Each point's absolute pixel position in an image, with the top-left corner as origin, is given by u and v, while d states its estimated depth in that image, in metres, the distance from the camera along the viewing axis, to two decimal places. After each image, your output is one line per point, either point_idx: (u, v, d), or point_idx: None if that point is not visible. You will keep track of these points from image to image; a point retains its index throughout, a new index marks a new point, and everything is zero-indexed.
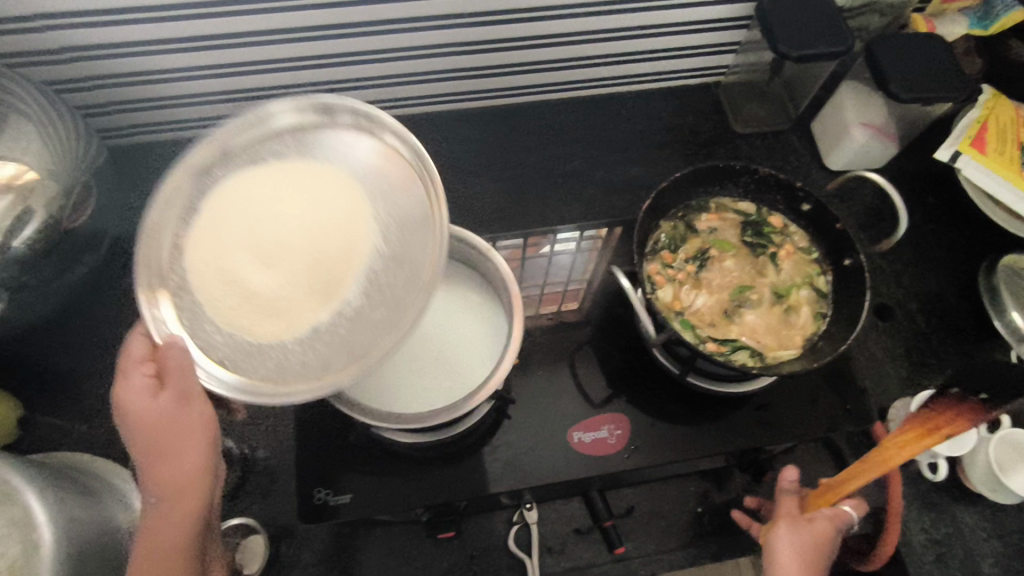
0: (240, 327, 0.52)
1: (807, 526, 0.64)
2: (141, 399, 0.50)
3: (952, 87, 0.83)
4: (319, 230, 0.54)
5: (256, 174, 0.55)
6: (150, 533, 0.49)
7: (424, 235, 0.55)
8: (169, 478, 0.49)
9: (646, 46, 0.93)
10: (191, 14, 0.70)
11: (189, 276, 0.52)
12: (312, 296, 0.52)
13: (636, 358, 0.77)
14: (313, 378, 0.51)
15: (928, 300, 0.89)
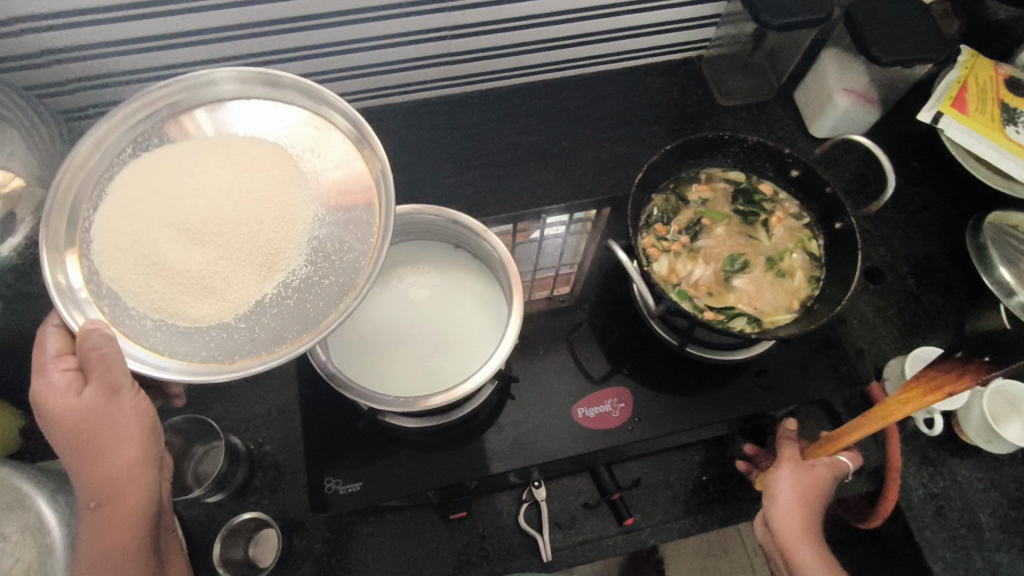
0: (177, 309, 0.52)
1: (808, 471, 0.69)
2: (67, 399, 0.51)
3: (931, 48, 0.84)
4: (256, 208, 0.55)
5: (189, 152, 0.57)
6: (95, 526, 0.52)
7: (362, 205, 0.57)
8: (104, 470, 0.51)
9: (627, 23, 0.93)
10: (166, 11, 0.69)
11: (117, 257, 0.52)
12: (254, 268, 0.54)
13: (635, 333, 0.78)
14: (263, 350, 0.51)
15: (917, 261, 0.91)
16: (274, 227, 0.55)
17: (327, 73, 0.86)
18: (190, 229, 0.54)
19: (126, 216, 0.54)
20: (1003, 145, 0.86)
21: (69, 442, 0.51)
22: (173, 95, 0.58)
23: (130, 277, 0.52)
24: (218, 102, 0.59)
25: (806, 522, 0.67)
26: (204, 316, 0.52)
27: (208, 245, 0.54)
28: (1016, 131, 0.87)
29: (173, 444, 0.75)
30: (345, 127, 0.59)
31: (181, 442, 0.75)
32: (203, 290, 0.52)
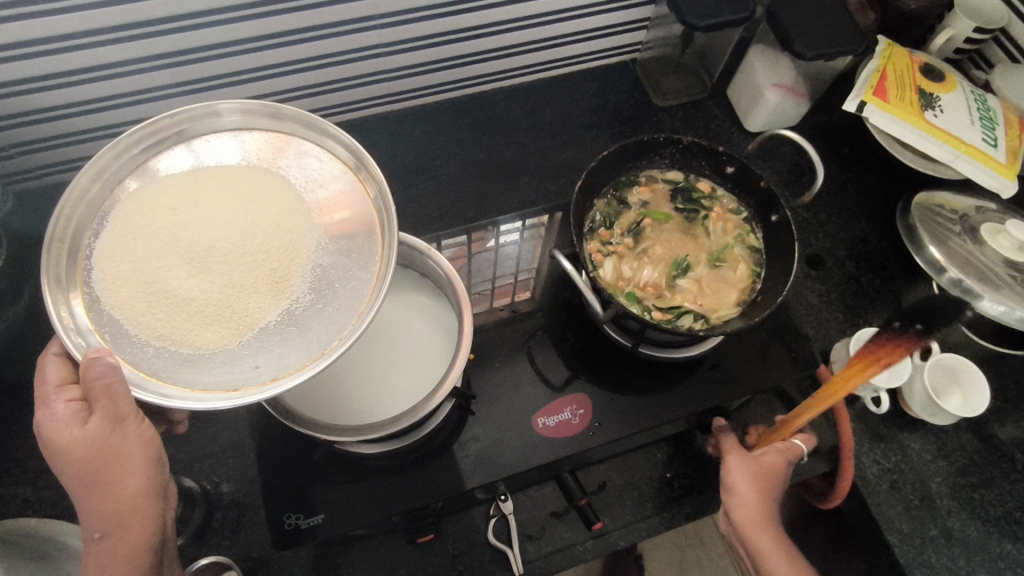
0: (179, 336, 0.49)
1: (760, 458, 0.71)
2: (72, 430, 0.49)
3: (851, 40, 0.87)
4: (260, 235, 0.54)
5: (189, 181, 0.55)
6: (96, 563, 0.49)
7: (367, 232, 0.55)
8: (111, 506, 0.49)
9: (560, 30, 0.94)
10: (85, 43, 0.67)
11: (116, 288, 0.50)
12: (258, 293, 0.52)
13: (589, 338, 0.78)
14: (268, 377, 0.48)
15: (854, 244, 0.94)
16: (281, 254, 0.53)
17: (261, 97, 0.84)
18: (196, 257, 0.52)
19: (128, 244, 0.52)
20: (923, 128, 0.90)
21: (74, 473, 0.49)
22: (178, 124, 0.57)
23: (132, 306, 0.50)
24: (221, 134, 0.58)
25: (761, 509, 0.69)
26: (210, 343, 0.50)
27: (216, 274, 0.52)
28: (933, 114, 0.91)
29: None
30: (346, 157, 0.58)
31: None
32: (207, 317, 0.50)
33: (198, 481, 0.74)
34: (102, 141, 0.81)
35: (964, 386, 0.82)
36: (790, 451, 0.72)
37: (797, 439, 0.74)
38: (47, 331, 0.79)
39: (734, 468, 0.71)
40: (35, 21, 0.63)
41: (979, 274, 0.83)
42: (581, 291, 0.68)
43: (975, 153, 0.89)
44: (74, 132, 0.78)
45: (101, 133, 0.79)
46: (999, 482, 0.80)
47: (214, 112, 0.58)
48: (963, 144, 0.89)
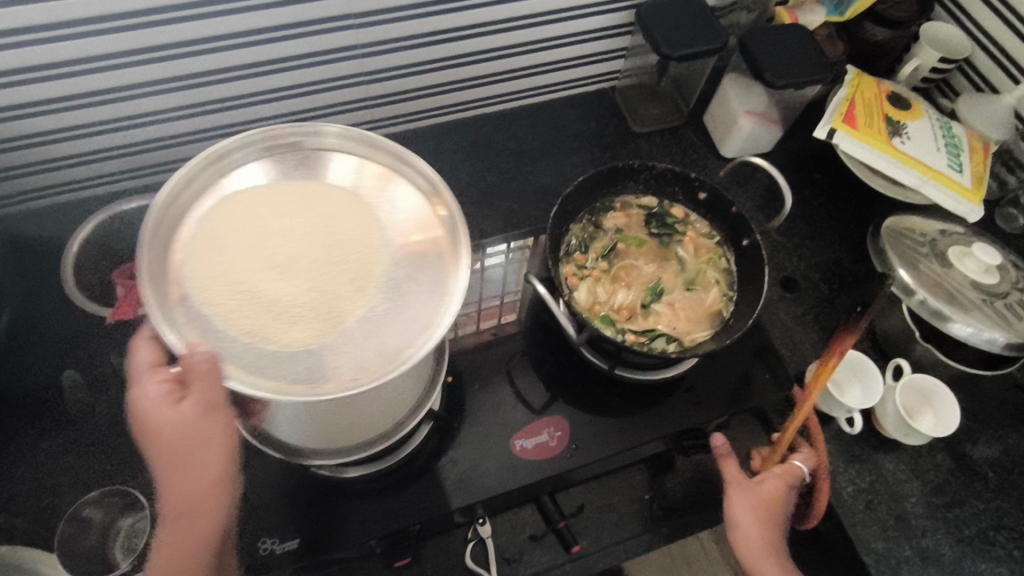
0: (265, 334, 0.51)
1: (765, 485, 0.73)
2: (163, 409, 0.51)
3: (819, 70, 0.91)
4: (342, 245, 0.56)
5: (273, 194, 0.58)
6: (169, 534, 0.52)
7: (442, 251, 0.58)
8: (190, 486, 0.52)
9: (540, 59, 0.97)
10: (72, 70, 0.68)
11: (210, 286, 0.52)
12: (338, 300, 0.54)
13: (567, 360, 0.79)
14: (348, 375, 0.51)
15: (827, 268, 0.96)
16: (361, 264, 0.55)
17: (246, 124, 0.86)
18: (280, 262, 0.54)
19: (214, 244, 0.55)
20: (892, 155, 0.93)
21: (164, 450, 0.51)
22: (268, 144, 0.61)
23: (220, 302, 0.52)
24: (305, 156, 0.62)
25: (772, 535, 0.70)
26: (293, 341, 0.51)
27: (300, 281, 0.54)
28: (901, 141, 0.94)
29: (93, 519, 0.70)
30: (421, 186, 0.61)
31: (103, 516, 0.70)
32: (292, 318, 0.52)
33: None
34: (85, 166, 0.81)
35: (935, 406, 0.84)
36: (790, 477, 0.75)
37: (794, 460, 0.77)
38: (24, 357, 0.79)
39: (745, 497, 0.71)
40: (24, 49, 0.64)
41: (950, 295, 0.85)
42: (556, 315, 0.69)
43: (941, 179, 0.92)
44: (57, 158, 0.79)
45: (84, 159, 0.80)
46: (972, 502, 0.81)
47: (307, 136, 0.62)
48: (929, 170, 0.92)
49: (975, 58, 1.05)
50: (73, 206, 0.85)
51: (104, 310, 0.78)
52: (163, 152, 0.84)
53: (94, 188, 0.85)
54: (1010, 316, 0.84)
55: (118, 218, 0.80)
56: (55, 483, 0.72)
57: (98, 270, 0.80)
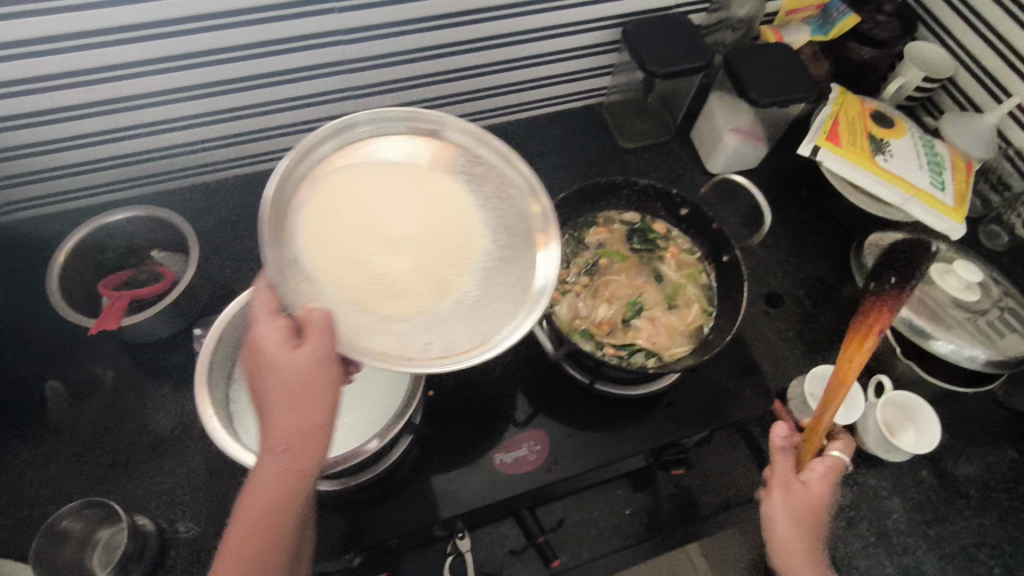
0: (370, 304, 0.57)
1: (818, 486, 0.65)
2: (280, 349, 0.51)
3: (803, 88, 0.92)
4: (441, 231, 0.62)
5: (381, 172, 0.64)
6: (266, 478, 0.49)
7: (529, 249, 0.65)
8: (296, 429, 0.50)
9: (528, 75, 0.98)
10: (58, 85, 0.69)
11: (324, 252, 0.58)
12: (435, 285, 0.60)
13: (549, 374, 0.79)
14: (439, 354, 0.58)
15: (811, 284, 0.97)
16: (454, 250, 0.62)
17: (235, 138, 0.87)
18: (390, 240, 0.60)
19: (332, 213, 0.60)
20: (876, 172, 0.93)
21: (277, 388, 0.50)
22: (384, 119, 0.65)
23: (334, 269, 0.57)
24: (415, 136, 0.66)
25: (814, 544, 0.63)
26: (393, 315, 0.58)
27: (402, 260, 0.60)
28: (884, 159, 0.95)
29: (72, 531, 0.68)
30: (522, 183, 0.67)
31: (82, 527, 0.68)
32: (393, 295, 0.59)
33: (155, 519, 0.73)
34: (74, 177, 0.82)
35: (917, 421, 0.83)
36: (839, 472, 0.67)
37: (836, 449, 0.68)
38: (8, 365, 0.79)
39: (793, 503, 0.63)
40: (8, 63, 0.65)
41: (932, 313, 0.86)
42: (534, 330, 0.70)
43: (924, 197, 0.93)
44: (46, 169, 0.80)
45: (73, 169, 0.81)
46: (953, 519, 0.81)
47: (430, 126, 0.66)
48: (912, 188, 0.93)
49: (959, 77, 1.07)
50: (64, 216, 0.86)
51: (87, 321, 0.74)
52: (153, 164, 0.85)
53: (85, 198, 0.86)
54: (992, 332, 0.85)
55: (105, 229, 0.80)
56: (38, 494, 0.73)
57: (84, 281, 0.80)
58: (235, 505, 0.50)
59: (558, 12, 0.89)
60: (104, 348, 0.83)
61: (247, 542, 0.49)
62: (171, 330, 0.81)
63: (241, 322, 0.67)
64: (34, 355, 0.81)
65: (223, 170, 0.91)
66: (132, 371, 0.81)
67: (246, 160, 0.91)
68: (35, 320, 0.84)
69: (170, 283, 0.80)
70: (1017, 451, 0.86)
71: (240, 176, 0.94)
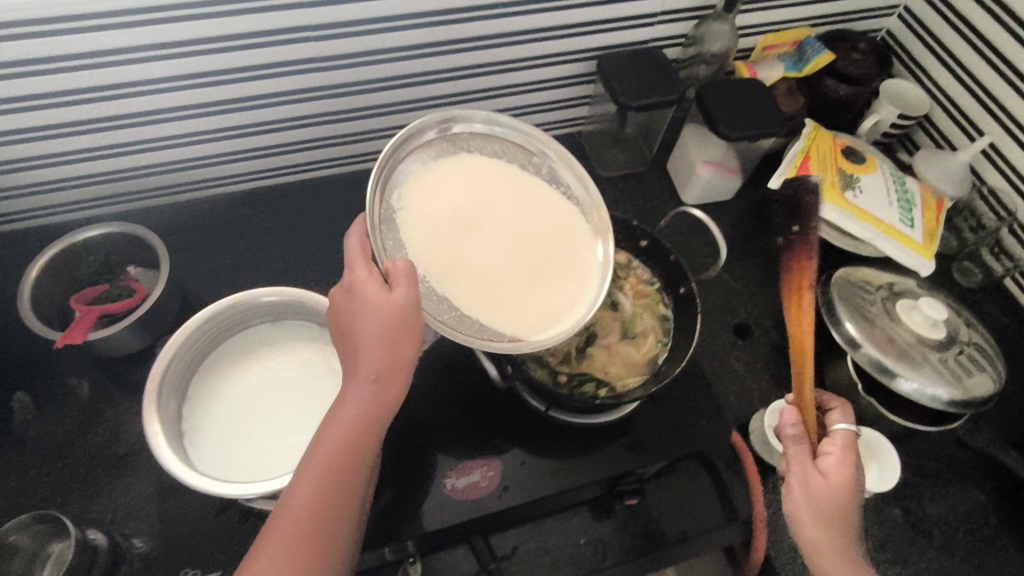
0: (448, 282, 0.64)
1: (837, 470, 0.65)
2: (379, 290, 0.57)
3: (772, 124, 0.93)
4: (519, 228, 0.70)
5: (480, 167, 0.71)
6: (352, 402, 0.56)
7: (590, 243, 0.73)
8: (391, 359, 0.57)
9: (505, 103, 1.00)
10: (35, 105, 0.72)
11: (417, 228, 0.65)
12: (507, 275, 0.68)
13: (507, 399, 0.80)
14: (496, 339, 0.64)
15: (780, 316, 0.97)
16: (522, 242, 0.70)
17: (214, 158, 0.89)
18: (474, 228, 0.68)
19: (424, 190, 0.67)
20: (845, 208, 0.94)
21: (378, 323, 0.56)
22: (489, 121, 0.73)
23: (424, 245, 0.64)
24: (513, 140, 0.74)
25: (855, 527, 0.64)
26: (461, 297, 0.64)
27: (479, 245, 0.68)
28: (854, 194, 0.95)
29: (20, 545, 0.68)
30: (590, 198, 0.75)
31: (31, 542, 0.69)
32: (467, 278, 0.66)
33: (109, 533, 0.74)
34: (57, 193, 0.85)
35: (878, 458, 0.81)
36: (851, 449, 0.68)
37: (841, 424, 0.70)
38: None
39: (820, 488, 0.64)
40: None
41: (898, 352, 0.85)
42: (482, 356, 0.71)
43: (892, 233, 0.94)
44: (29, 184, 0.82)
45: (57, 185, 0.84)
46: (914, 559, 0.80)
47: (521, 139, 0.74)
48: (881, 224, 0.94)
49: (935, 115, 1.08)
50: (44, 231, 0.89)
51: (54, 335, 0.75)
52: (134, 182, 0.88)
53: (66, 213, 0.89)
54: (960, 372, 0.84)
55: (80, 245, 0.82)
56: None
57: (56, 294, 0.82)
58: (319, 427, 0.56)
59: (532, 44, 0.91)
60: (74, 360, 0.84)
61: (329, 460, 0.54)
62: (138, 345, 0.82)
63: (192, 345, 0.68)
64: (4, 366, 0.83)
65: (202, 189, 0.94)
66: (100, 384, 0.83)
67: (225, 180, 0.94)
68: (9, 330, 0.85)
69: (141, 298, 0.81)
70: (981, 491, 0.86)
71: (219, 196, 0.96)
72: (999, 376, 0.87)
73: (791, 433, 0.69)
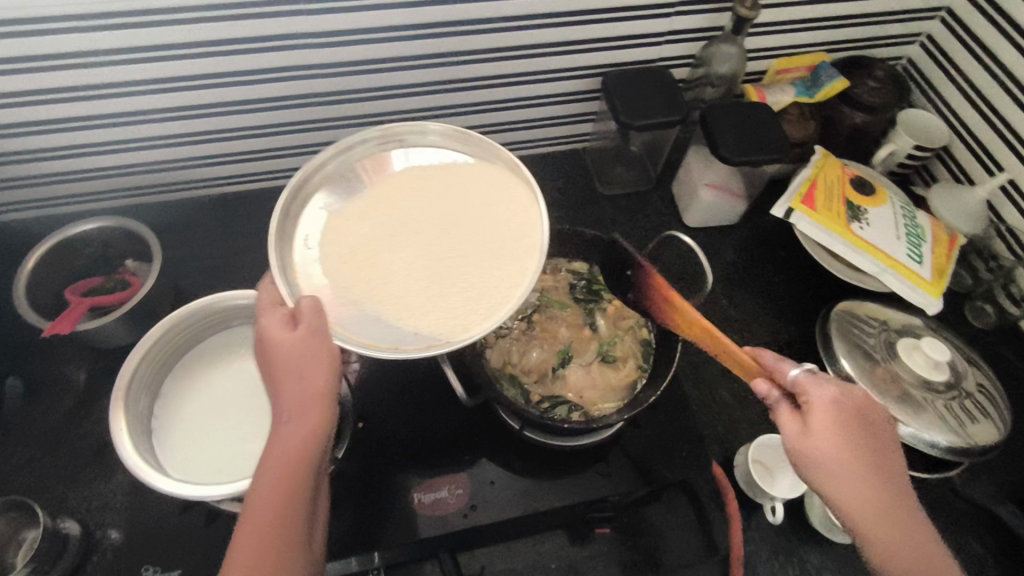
0: (364, 299, 0.63)
1: (827, 408, 0.57)
2: (281, 331, 0.57)
3: (776, 150, 0.91)
4: (442, 230, 0.68)
5: (391, 183, 0.70)
6: (278, 442, 0.53)
7: (527, 216, 0.68)
8: (301, 394, 0.55)
9: (506, 117, 1.00)
10: (39, 100, 0.74)
11: (326, 257, 0.65)
12: (436, 278, 0.64)
13: (481, 418, 0.79)
14: (426, 340, 0.60)
15: (777, 348, 0.94)
16: (463, 238, 0.67)
17: (211, 158, 0.90)
18: (395, 242, 0.66)
19: (341, 220, 0.67)
20: (851, 240, 0.91)
21: (281, 366, 0.56)
22: (397, 135, 0.72)
23: (338, 272, 0.64)
24: (427, 147, 0.73)
25: (885, 465, 0.56)
26: (382, 310, 0.62)
27: (413, 254, 0.66)
28: (860, 227, 0.92)
29: None
30: (512, 173, 0.71)
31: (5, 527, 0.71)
32: (390, 290, 0.63)
33: (84, 522, 0.74)
34: (66, 184, 0.88)
35: None
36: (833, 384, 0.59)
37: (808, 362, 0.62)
38: None
39: (819, 446, 0.55)
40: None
41: (901, 395, 0.81)
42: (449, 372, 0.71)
43: (900, 269, 0.90)
44: (37, 175, 0.85)
45: (63, 177, 0.87)
46: None
47: (422, 131, 0.72)
48: (888, 259, 0.90)
49: (954, 148, 1.04)
50: (56, 220, 0.92)
51: (44, 323, 0.77)
52: (134, 178, 0.90)
53: (74, 204, 0.92)
54: (962, 418, 0.81)
55: (78, 237, 0.84)
56: None
57: (54, 284, 0.84)
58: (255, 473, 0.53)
59: (537, 59, 0.90)
60: (67, 348, 0.86)
61: (270, 504, 0.51)
62: (128, 339, 0.84)
63: (166, 343, 0.70)
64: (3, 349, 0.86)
65: (205, 187, 0.95)
66: (91, 373, 0.85)
67: (229, 180, 0.95)
68: (6, 316, 0.88)
69: (134, 291, 0.82)
70: (979, 544, 0.81)
71: (223, 196, 0.98)
72: (1006, 423, 0.82)
73: (769, 394, 0.61)
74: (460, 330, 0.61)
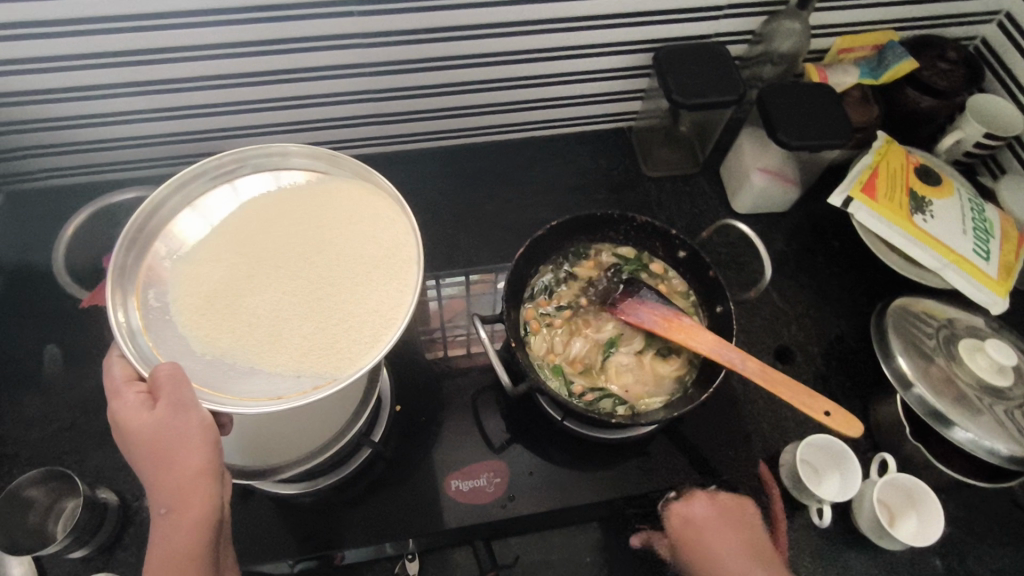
0: (228, 349, 0.58)
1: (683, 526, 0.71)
2: (140, 414, 0.52)
3: (838, 135, 0.85)
4: (309, 266, 0.65)
5: (243, 217, 0.67)
6: (159, 536, 0.50)
7: (396, 235, 0.66)
8: (171, 484, 0.51)
9: (547, 93, 0.96)
10: (80, 65, 0.72)
11: (177, 305, 0.60)
12: (306, 317, 0.61)
13: (521, 406, 0.77)
14: (309, 384, 0.57)
15: (829, 343, 0.90)
16: (330, 267, 0.65)
17: (248, 130, 0.88)
18: (258, 281, 0.63)
19: (197, 264, 0.63)
20: (912, 233, 0.86)
21: (144, 454, 0.52)
22: (244, 159, 0.69)
23: (196, 324, 0.59)
24: (286, 170, 0.71)
25: (701, 552, 0.68)
26: (254, 359, 0.58)
27: (277, 292, 0.63)
28: (923, 219, 0.87)
29: (35, 499, 0.71)
30: (378, 194, 0.69)
31: (46, 496, 0.71)
32: (263, 335, 0.60)
33: (122, 493, 0.75)
34: (106, 152, 0.87)
35: (921, 509, 0.75)
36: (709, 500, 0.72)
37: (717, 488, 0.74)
38: (22, 324, 0.85)
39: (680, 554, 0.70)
40: (19, 42, 0.68)
41: (956, 396, 0.77)
42: (492, 361, 0.68)
43: (964, 265, 0.85)
44: (79, 142, 0.84)
45: (104, 145, 0.86)
46: None
47: (281, 154, 0.70)
48: (951, 254, 0.85)
49: None
50: (97, 188, 0.92)
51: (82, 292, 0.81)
52: (168, 147, 0.88)
53: (114, 172, 0.91)
54: None
55: (116, 205, 0.83)
56: (20, 453, 0.76)
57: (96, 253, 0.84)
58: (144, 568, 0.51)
59: (588, 32, 0.86)
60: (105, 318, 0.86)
61: None
62: None
63: None
64: (44, 316, 0.86)
65: None
66: None
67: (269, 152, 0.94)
68: (47, 284, 0.88)
69: None
70: None
71: None
72: None
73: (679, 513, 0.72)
74: (340, 369, 0.58)
